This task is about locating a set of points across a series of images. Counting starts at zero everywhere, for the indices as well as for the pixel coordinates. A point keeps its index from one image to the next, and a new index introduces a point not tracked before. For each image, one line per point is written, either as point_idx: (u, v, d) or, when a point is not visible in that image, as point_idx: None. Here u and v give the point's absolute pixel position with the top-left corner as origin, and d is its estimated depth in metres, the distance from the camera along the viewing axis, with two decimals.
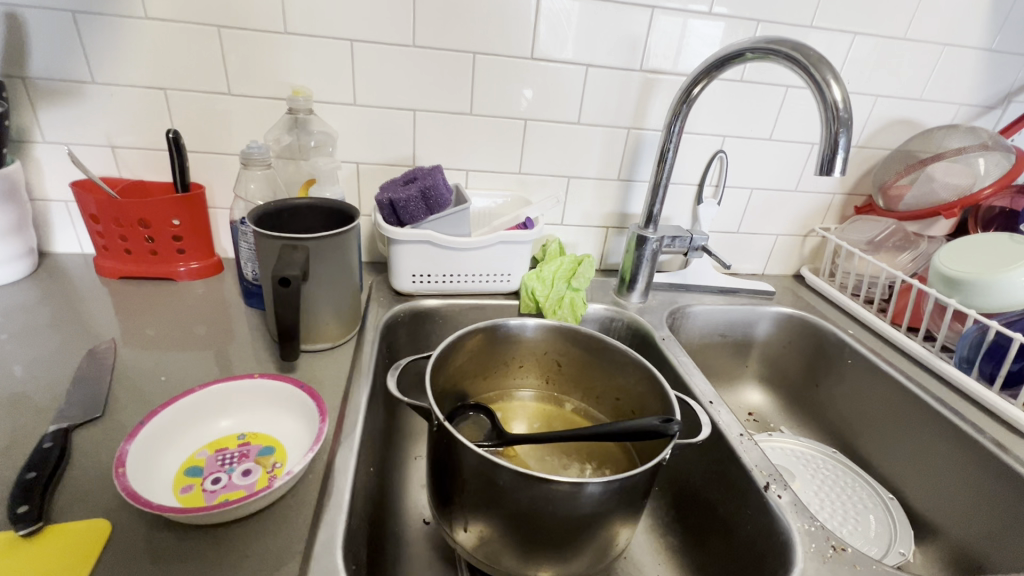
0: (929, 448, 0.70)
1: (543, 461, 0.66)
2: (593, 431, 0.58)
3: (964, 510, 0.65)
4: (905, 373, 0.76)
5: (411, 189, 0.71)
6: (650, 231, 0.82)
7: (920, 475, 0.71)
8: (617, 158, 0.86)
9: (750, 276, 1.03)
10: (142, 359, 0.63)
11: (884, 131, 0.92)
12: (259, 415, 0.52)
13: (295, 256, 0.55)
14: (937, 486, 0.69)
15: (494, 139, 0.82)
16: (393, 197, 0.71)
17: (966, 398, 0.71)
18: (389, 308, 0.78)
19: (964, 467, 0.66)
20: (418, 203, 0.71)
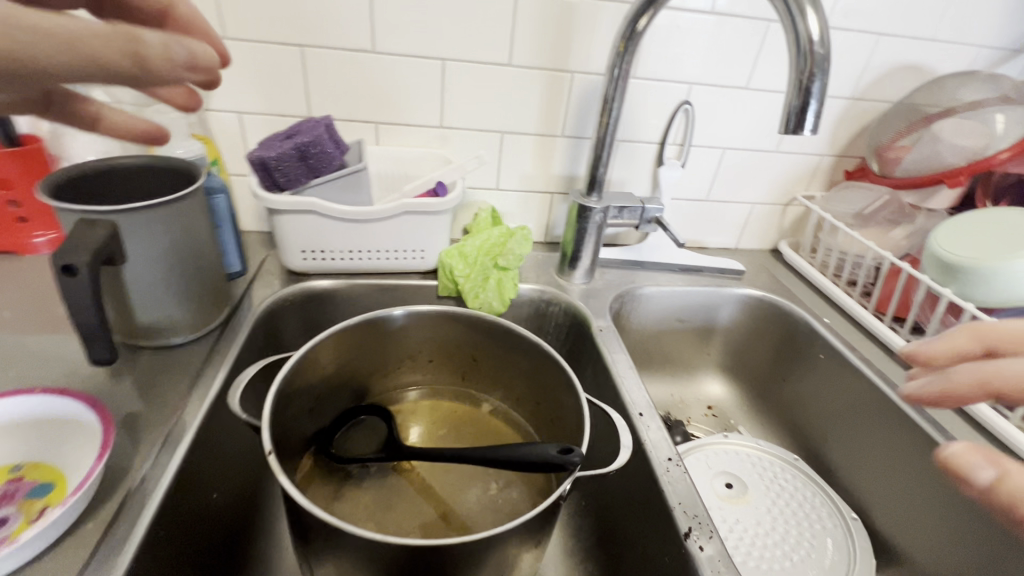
0: (903, 464, 0.60)
1: (441, 478, 0.55)
2: (488, 455, 0.47)
3: (937, 541, 0.55)
4: (883, 374, 0.65)
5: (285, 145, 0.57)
6: (594, 200, 0.69)
7: (889, 492, 0.61)
8: (560, 110, 0.72)
9: (721, 250, 0.90)
10: None
11: (885, 80, 0.76)
12: (39, 439, 0.41)
13: (92, 234, 0.42)
14: (908, 508, 0.59)
15: (407, 84, 0.67)
16: (262, 154, 0.57)
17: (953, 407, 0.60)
18: (276, 289, 0.65)
19: (942, 491, 0.56)
20: (294, 163, 0.58)
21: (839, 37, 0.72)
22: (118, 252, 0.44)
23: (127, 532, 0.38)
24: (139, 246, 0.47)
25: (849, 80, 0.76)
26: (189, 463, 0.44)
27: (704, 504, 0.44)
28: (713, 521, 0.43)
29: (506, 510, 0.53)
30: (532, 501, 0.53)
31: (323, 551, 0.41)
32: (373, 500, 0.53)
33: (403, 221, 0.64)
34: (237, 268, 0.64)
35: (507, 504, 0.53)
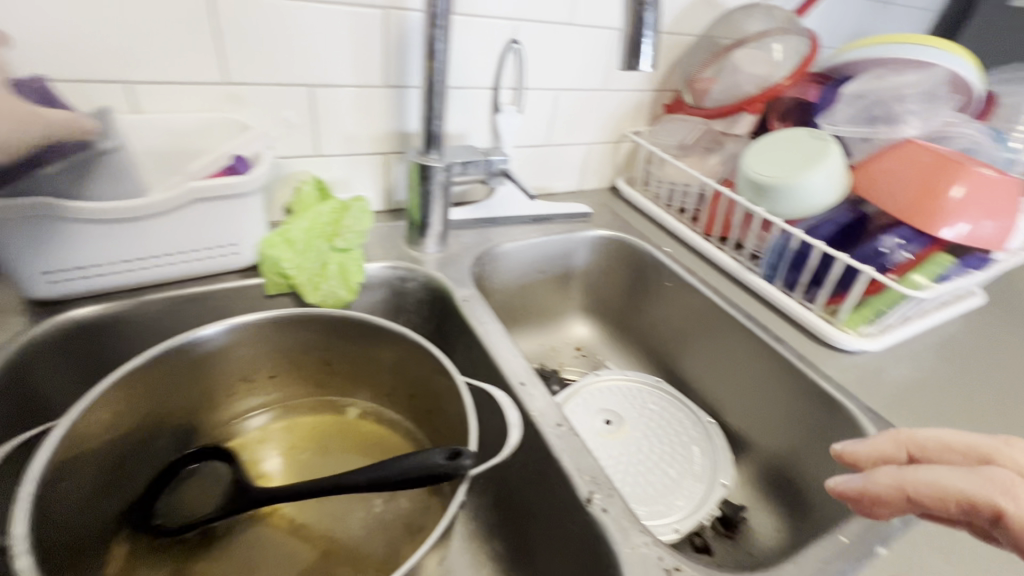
0: (742, 367, 0.68)
1: (312, 510, 0.47)
2: (366, 477, 0.40)
3: (775, 426, 0.64)
4: (719, 291, 0.72)
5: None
6: (435, 157, 0.61)
7: (734, 393, 0.70)
8: (377, 55, 0.61)
9: (567, 194, 0.90)
10: None
11: (689, 13, 0.80)
12: None
13: None
14: (750, 403, 0.68)
15: (160, 26, 0.50)
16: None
17: (773, 309, 0.70)
18: (17, 330, 0.47)
19: (773, 383, 0.64)
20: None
21: None
22: None
23: None
24: None
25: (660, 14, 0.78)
26: None
27: (599, 464, 0.43)
28: (610, 479, 0.42)
29: (396, 524, 0.47)
30: (423, 503, 0.48)
31: None
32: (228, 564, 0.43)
33: (197, 211, 0.50)
34: None
35: (397, 516, 0.47)
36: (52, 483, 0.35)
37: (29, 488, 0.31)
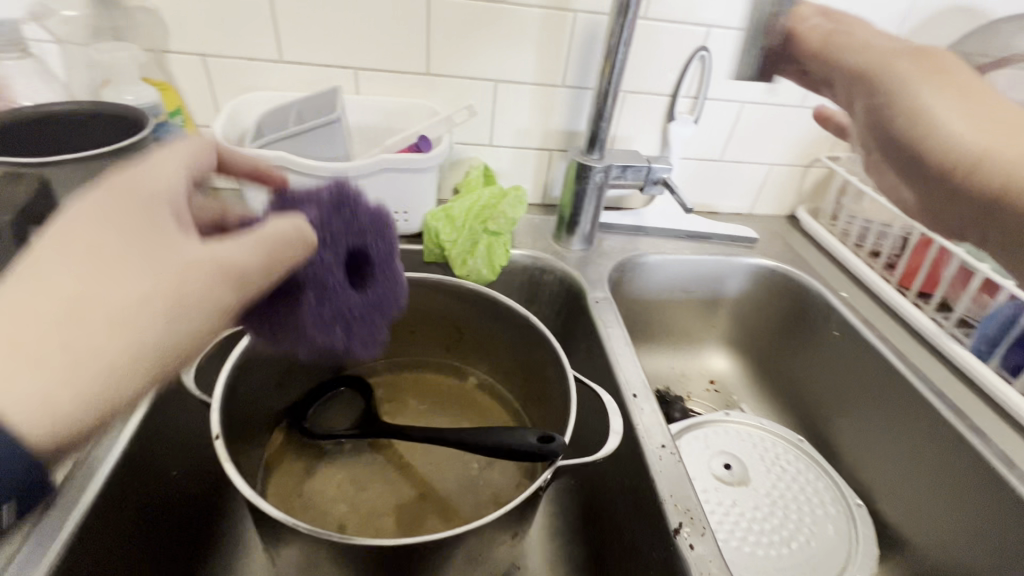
0: (912, 452, 0.56)
1: (419, 455, 0.52)
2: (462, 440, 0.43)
3: (945, 534, 0.52)
4: (902, 354, 0.60)
5: (340, 322, 0.36)
6: (596, 158, 0.63)
7: (895, 481, 0.58)
8: (561, 56, 0.64)
9: (733, 216, 0.83)
10: None
11: (932, 24, 0.67)
12: None
13: (15, 190, 0.37)
14: (915, 498, 0.55)
15: (387, 22, 0.60)
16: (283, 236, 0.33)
17: (978, 392, 0.56)
18: None
19: (951, 484, 0.52)
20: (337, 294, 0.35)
21: None
22: (49, 209, 0.40)
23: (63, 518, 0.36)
24: None
25: (890, 24, 0.67)
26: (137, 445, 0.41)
27: (697, 498, 0.40)
28: (706, 517, 0.39)
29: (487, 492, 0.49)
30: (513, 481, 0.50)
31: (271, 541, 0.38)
32: (346, 479, 0.50)
33: (383, 179, 0.59)
34: None
35: (487, 486, 0.50)
36: (245, 369, 0.45)
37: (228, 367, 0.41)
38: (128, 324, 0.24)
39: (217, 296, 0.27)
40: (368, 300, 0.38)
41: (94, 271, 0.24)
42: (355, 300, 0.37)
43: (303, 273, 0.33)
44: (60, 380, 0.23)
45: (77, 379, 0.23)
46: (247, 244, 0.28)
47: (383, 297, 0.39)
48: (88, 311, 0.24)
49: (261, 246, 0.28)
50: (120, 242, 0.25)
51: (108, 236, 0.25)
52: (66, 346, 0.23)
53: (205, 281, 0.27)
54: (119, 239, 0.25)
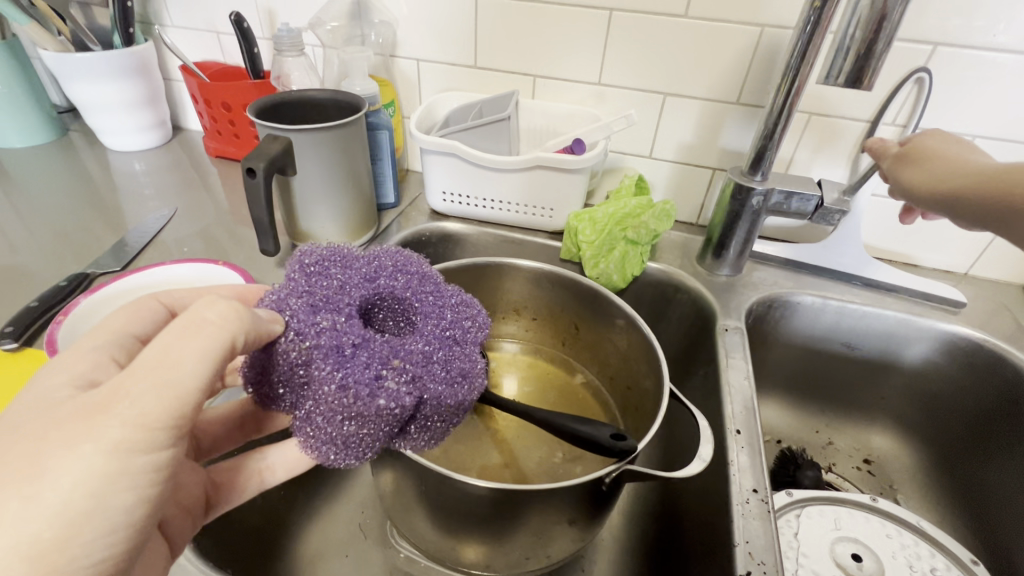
0: None
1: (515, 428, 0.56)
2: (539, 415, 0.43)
3: None
4: None
5: (392, 367, 0.29)
6: (758, 180, 0.59)
7: None
8: (739, 72, 0.61)
9: (939, 273, 0.69)
10: (184, 234, 0.71)
11: None
12: None
13: (271, 147, 0.52)
14: None
15: (569, 35, 0.65)
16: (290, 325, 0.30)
17: None
18: (416, 223, 0.72)
19: None
20: (365, 354, 0.29)
21: None
22: (288, 164, 0.53)
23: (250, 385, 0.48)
24: (304, 163, 0.56)
25: None
26: None
27: (778, 555, 0.35)
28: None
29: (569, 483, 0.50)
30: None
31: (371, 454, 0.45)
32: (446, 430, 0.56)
33: (536, 175, 0.64)
34: (390, 200, 0.73)
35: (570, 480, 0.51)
36: None
37: None
38: (92, 451, 0.26)
39: (159, 416, 0.27)
40: (426, 338, 0.32)
41: (16, 475, 0.25)
42: (413, 343, 0.32)
43: (300, 339, 0.30)
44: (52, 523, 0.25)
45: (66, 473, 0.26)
46: (167, 342, 0.28)
47: (447, 329, 0.34)
48: (47, 461, 0.26)
49: (177, 337, 0.28)
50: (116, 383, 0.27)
51: (23, 424, 0.27)
52: (54, 511, 0.25)
53: (179, 382, 0.27)
54: (57, 410, 0.27)
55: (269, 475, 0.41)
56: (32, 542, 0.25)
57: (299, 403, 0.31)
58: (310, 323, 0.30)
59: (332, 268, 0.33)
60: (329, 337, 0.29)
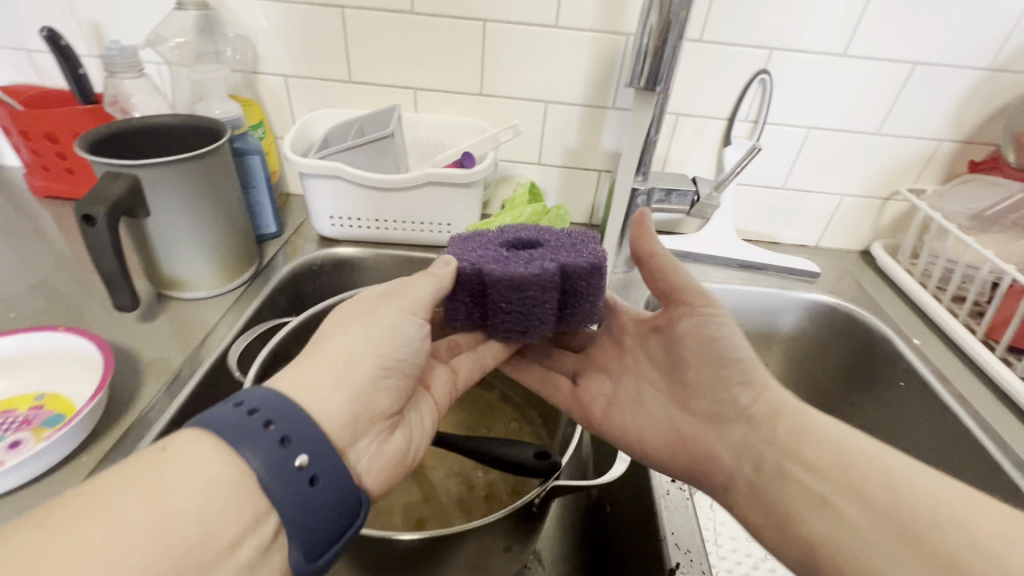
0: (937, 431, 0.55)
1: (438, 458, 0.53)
2: (458, 445, 0.42)
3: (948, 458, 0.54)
4: (975, 413, 0.53)
5: (540, 257, 0.40)
6: (638, 181, 0.61)
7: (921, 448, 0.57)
8: (612, 78, 0.64)
9: (796, 247, 0.78)
10: (12, 294, 0.59)
11: None
12: (47, 372, 0.44)
13: (112, 187, 0.44)
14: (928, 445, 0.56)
15: (446, 45, 0.64)
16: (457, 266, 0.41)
17: None
18: (306, 252, 0.66)
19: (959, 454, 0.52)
20: (508, 262, 0.39)
21: None
22: (137, 205, 0.46)
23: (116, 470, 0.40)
24: (159, 201, 0.49)
25: (988, 46, 0.61)
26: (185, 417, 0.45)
27: (701, 541, 0.37)
28: (708, 562, 0.36)
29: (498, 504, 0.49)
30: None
31: None
32: None
33: (429, 191, 0.62)
34: (271, 229, 0.66)
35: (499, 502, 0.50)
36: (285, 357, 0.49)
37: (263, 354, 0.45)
38: (322, 364, 0.33)
39: (426, 296, 0.38)
40: (559, 244, 0.42)
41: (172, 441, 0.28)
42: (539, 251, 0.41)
43: (468, 260, 0.41)
44: (304, 401, 0.32)
45: (329, 383, 0.33)
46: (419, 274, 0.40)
47: (573, 238, 0.43)
48: (295, 379, 0.32)
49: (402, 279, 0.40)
50: (370, 303, 0.38)
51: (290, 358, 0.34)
52: (318, 412, 0.31)
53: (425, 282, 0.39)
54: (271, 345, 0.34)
55: (460, 377, 0.45)
56: (338, 417, 0.32)
57: (488, 320, 0.43)
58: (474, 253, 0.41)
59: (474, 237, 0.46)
60: (488, 263, 0.40)
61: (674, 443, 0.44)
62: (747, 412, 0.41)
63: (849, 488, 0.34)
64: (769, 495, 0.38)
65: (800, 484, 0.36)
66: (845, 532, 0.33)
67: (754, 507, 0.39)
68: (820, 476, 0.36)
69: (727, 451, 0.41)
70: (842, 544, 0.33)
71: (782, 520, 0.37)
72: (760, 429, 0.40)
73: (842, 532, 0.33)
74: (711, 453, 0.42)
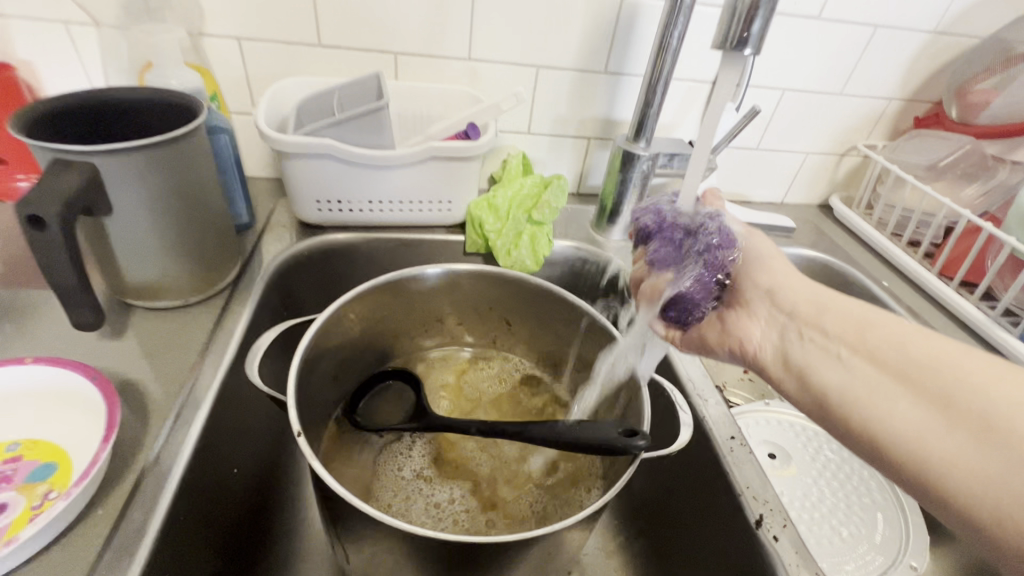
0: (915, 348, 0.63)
1: (416, 466, 0.49)
2: (547, 434, 0.41)
3: None
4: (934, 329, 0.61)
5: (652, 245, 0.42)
6: (642, 146, 0.61)
7: None
8: (604, 40, 0.62)
9: (765, 205, 0.83)
10: None
11: (976, 12, 0.67)
12: (16, 420, 0.35)
13: (67, 179, 0.36)
14: None
15: (431, 6, 0.58)
16: (684, 285, 0.40)
17: (983, 343, 0.60)
18: (288, 243, 0.59)
19: None
20: (704, 226, 0.39)
21: None
22: (95, 202, 0.38)
23: (145, 519, 0.33)
24: (121, 195, 0.40)
25: (938, 9, 0.66)
26: (208, 441, 0.40)
27: (777, 492, 0.39)
28: (787, 509, 0.38)
29: (452, 524, 0.46)
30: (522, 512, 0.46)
31: (353, 537, 0.37)
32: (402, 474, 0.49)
33: (428, 168, 0.57)
34: (243, 219, 0.58)
35: (447, 522, 0.46)
36: (308, 359, 0.43)
37: (294, 361, 0.40)
38: None
39: None
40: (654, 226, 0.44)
41: None
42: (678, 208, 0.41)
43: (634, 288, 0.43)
44: None
45: None
46: None
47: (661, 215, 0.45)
48: None
49: None
50: None
51: None
52: None
53: None
54: None
55: None
56: None
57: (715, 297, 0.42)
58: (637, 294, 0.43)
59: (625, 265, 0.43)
60: (700, 246, 0.39)
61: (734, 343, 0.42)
62: (768, 290, 0.41)
63: (872, 351, 0.34)
64: (794, 360, 0.38)
65: (821, 345, 0.36)
66: (862, 383, 0.34)
67: (775, 376, 0.39)
68: (844, 341, 0.36)
69: (762, 328, 0.40)
70: (857, 396, 0.33)
71: (803, 376, 0.37)
72: (783, 306, 0.39)
73: (859, 388, 0.33)
74: (743, 329, 0.41)
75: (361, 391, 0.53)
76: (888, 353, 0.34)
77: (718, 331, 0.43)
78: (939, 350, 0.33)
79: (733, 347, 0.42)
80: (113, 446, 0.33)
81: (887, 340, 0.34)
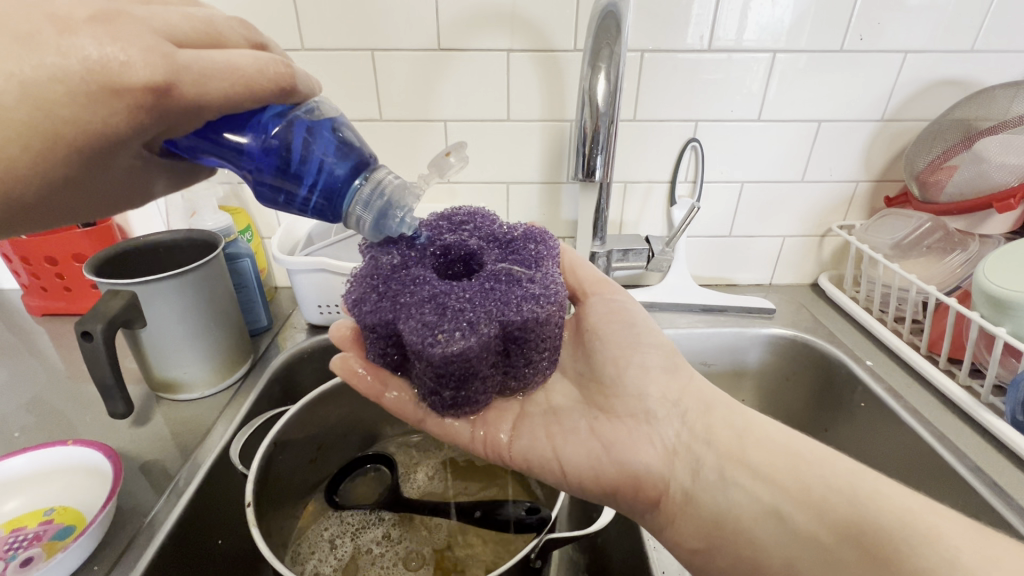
0: (892, 435, 0.60)
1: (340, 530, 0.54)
2: None
3: (897, 448, 0.59)
4: (916, 411, 0.58)
5: (415, 285, 0.39)
6: (597, 244, 0.68)
7: (877, 444, 0.62)
8: (562, 156, 0.73)
9: (752, 287, 0.85)
10: (20, 411, 0.62)
11: (919, 98, 0.71)
12: (56, 487, 0.46)
13: (113, 304, 0.48)
14: (887, 442, 0.60)
15: (412, 144, 0.71)
16: (466, 341, 0.34)
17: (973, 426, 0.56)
18: (295, 342, 0.70)
19: (902, 435, 0.58)
20: (511, 290, 0.38)
21: (859, 57, 0.68)
22: (133, 317, 0.50)
23: None
24: (154, 313, 0.53)
25: (879, 102, 0.71)
26: (193, 511, 0.47)
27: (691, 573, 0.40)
28: None
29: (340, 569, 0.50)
30: None
31: None
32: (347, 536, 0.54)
33: None
34: (262, 323, 0.70)
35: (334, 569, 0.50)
36: (281, 443, 0.52)
37: (264, 442, 0.49)
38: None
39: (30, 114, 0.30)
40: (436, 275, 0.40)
41: None
42: (487, 260, 0.42)
43: (381, 328, 0.38)
44: None
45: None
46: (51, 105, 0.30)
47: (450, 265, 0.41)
48: None
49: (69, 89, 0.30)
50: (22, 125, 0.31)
51: None
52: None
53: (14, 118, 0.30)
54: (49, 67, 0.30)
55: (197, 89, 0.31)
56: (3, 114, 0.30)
57: (496, 376, 0.41)
58: (387, 335, 0.39)
59: (366, 301, 0.39)
60: (498, 308, 0.37)
61: (629, 482, 0.41)
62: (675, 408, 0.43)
63: (787, 486, 0.36)
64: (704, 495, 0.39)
65: (735, 475, 0.39)
66: (783, 529, 0.35)
67: (683, 519, 0.40)
68: (766, 476, 0.38)
69: (658, 459, 0.41)
70: (779, 548, 0.35)
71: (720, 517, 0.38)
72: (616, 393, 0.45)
73: (779, 528, 0.35)
74: (638, 462, 0.41)
75: (343, 472, 0.60)
76: (788, 479, 0.37)
77: (601, 464, 0.42)
78: (853, 477, 0.35)
79: (627, 481, 0.41)
80: (111, 513, 0.42)
81: (770, 458, 0.38)
